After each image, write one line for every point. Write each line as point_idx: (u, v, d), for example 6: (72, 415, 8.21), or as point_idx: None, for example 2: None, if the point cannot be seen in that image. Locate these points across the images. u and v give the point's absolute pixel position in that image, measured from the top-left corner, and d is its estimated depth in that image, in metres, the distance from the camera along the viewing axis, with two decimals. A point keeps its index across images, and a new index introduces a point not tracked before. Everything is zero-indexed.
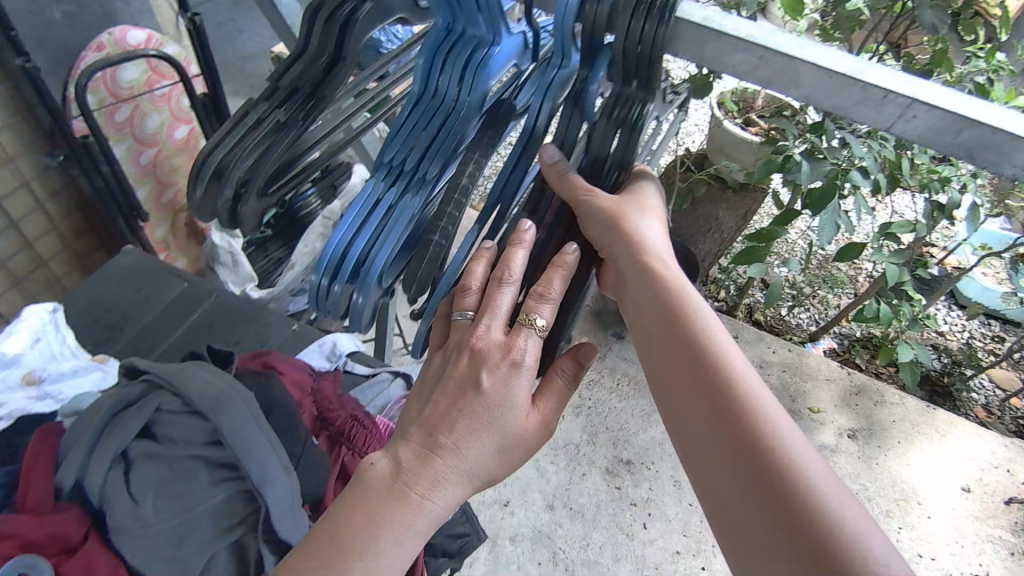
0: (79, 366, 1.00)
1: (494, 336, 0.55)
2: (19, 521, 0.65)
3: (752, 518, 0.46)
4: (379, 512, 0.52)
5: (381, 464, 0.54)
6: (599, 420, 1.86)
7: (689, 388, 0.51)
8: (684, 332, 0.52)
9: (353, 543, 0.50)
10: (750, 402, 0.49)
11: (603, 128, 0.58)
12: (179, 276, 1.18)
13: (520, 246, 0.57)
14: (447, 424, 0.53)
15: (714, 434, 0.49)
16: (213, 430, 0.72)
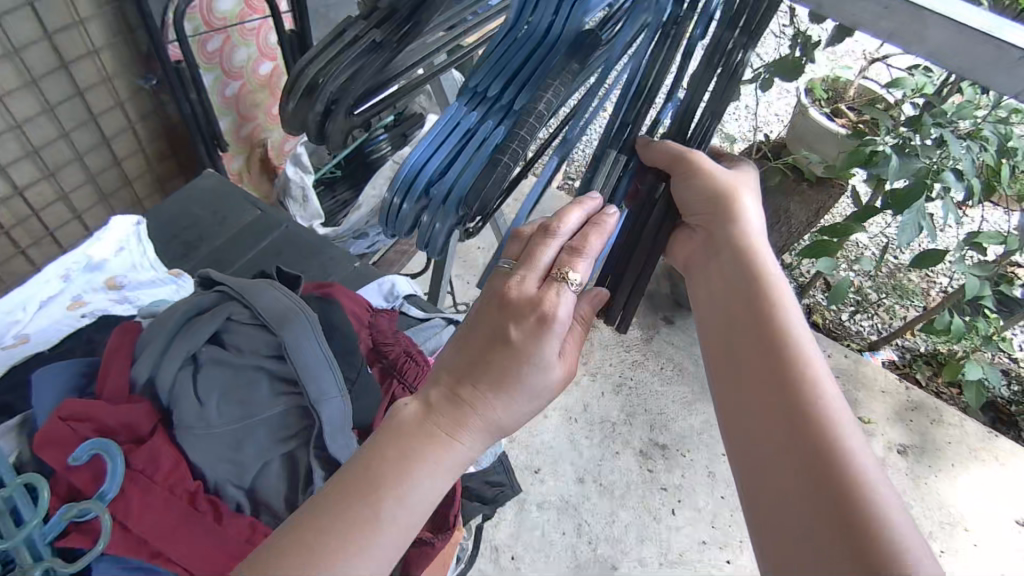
0: (157, 278, 1.05)
1: (528, 287, 0.55)
2: (96, 405, 0.69)
3: (799, 494, 0.51)
4: (414, 451, 0.52)
5: (413, 406, 0.54)
6: (639, 401, 1.84)
7: (768, 377, 0.55)
8: (768, 324, 0.57)
9: (385, 475, 0.51)
10: (820, 393, 0.53)
11: (701, 74, 0.57)
12: (253, 204, 1.22)
13: (578, 207, 0.58)
14: (478, 372, 0.54)
15: (778, 412, 0.53)
16: (278, 344, 0.75)
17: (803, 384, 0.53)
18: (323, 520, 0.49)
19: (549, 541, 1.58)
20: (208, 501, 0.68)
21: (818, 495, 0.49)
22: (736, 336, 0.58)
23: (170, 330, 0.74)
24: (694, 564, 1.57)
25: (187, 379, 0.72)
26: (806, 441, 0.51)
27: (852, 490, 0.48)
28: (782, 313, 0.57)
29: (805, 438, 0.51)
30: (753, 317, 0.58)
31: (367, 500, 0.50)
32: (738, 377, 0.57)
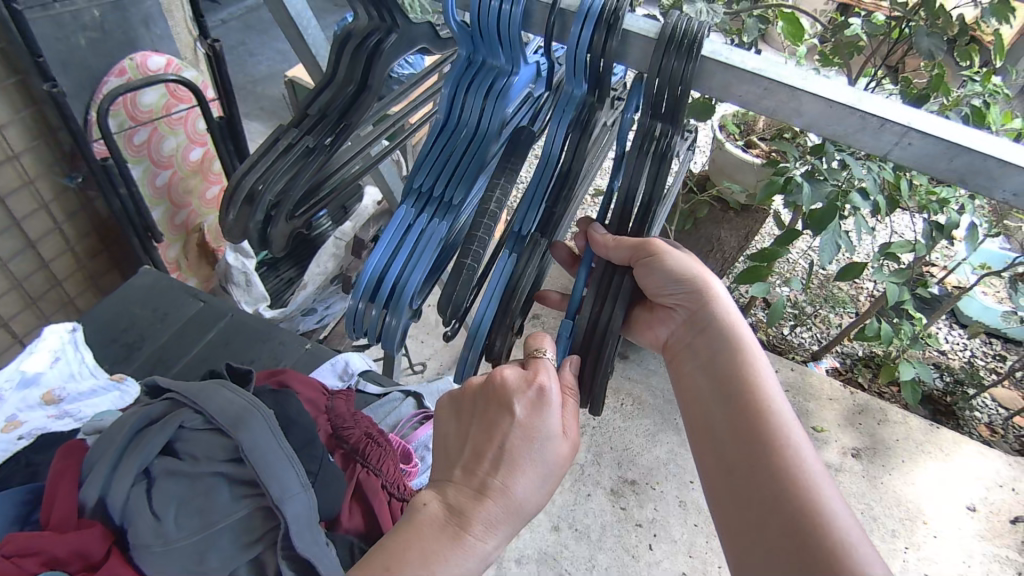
0: (98, 385, 1.02)
1: (516, 369, 0.58)
2: (44, 537, 0.66)
3: (785, 562, 0.53)
4: (431, 549, 0.54)
5: (433, 504, 0.56)
6: (604, 440, 1.87)
7: (751, 443, 0.58)
8: (749, 392, 0.60)
9: (403, 573, 0.52)
10: (801, 461, 0.56)
11: (635, 159, 0.60)
12: (195, 296, 1.21)
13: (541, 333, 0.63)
14: (491, 464, 0.56)
15: (762, 482, 0.57)
16: (234, 447, 0.74)
17: (785, 453, 0.57)
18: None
19: None
20: None
21: (802, 563, 0.52)
22: (717, 410, 0.62)
23: (120, 446, 0.73)
24: None
25: (142, 494, 0.70)
26: (789, 508, 0.55)
27: (835, 558, 0.51)
28: (761, 383, 0.61)
29: (787, 506, 0.55)
30: (732, 391, 0.61)
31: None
32: (722, 449, 0.60)
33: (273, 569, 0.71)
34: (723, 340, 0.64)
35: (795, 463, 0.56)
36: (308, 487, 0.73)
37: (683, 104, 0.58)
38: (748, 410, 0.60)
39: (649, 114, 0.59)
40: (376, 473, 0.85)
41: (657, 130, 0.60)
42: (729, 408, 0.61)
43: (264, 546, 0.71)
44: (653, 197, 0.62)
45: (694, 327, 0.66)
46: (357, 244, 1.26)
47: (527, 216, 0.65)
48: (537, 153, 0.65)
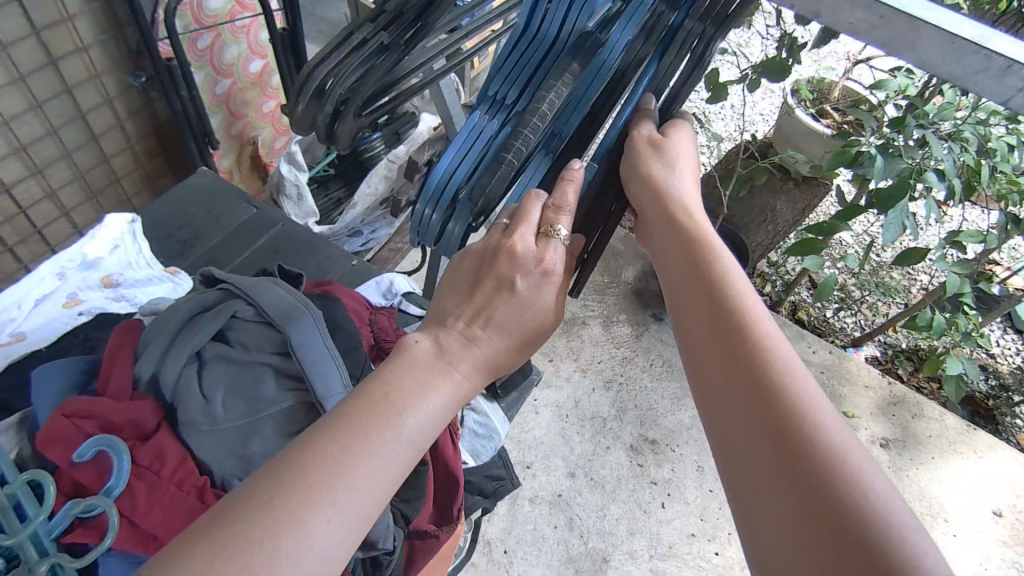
0: (153, 276, 1.05)
1: (529, 244, 0.58)
2: (101, 403, 0.70)
3: (751, 442, 0.46)
4: (427, 379, 0.53)
5: (424, 345, 0.56)
6: (628, 398, 1.87)
7: (712, 326, 0.52)
8: (713, 277, 0.55)
9: (402, 398, 0.51)
10: (764, 334, 0.50)
11: (670, 59, 0.63)
12: (248, 202, 1.21)
13: (571, 182, 0.61)
14: (486, 317, 0.57)
15: (748, 398, 0.47)
16: (282, 341, 0.76)
17: (750, 332, 0.50)
18: (347, 436, 0.46)
19: (542, 536, 1.60)
20: (215, 495, 0.68)
21: (803, 489, 0.42)
22: (695, 330, 0.53)
23: (174, 329, 0.75)
24: (684, 556, 1.59)
25: (193, 374, 0.73)
26: (782, 425, 0.45)
27: (798, 428, 0.44)
28: (726, 269, 0.56)
29: (777, 422, 0.45)
30: (710, 303, 0.54)
31: (394, 419, 0.49)
32: (702, 372, 0.52)
33: None
34: (700, 252, 0.57)
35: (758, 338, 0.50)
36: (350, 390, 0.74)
37: (734, 15, 0.59)
38: (729, 323, 0.51)
39: (693, 14, 0.59)
40: None
41: (700, 32, 0.61)
42: (708, 323, 0.53)
43: None
44: (677, 98, 0.68)
45: (671, 241, 0.60)
46: (410, 167, 1.24)
47: (575, 116, 0.63)
48: (594, 60, 0.61)
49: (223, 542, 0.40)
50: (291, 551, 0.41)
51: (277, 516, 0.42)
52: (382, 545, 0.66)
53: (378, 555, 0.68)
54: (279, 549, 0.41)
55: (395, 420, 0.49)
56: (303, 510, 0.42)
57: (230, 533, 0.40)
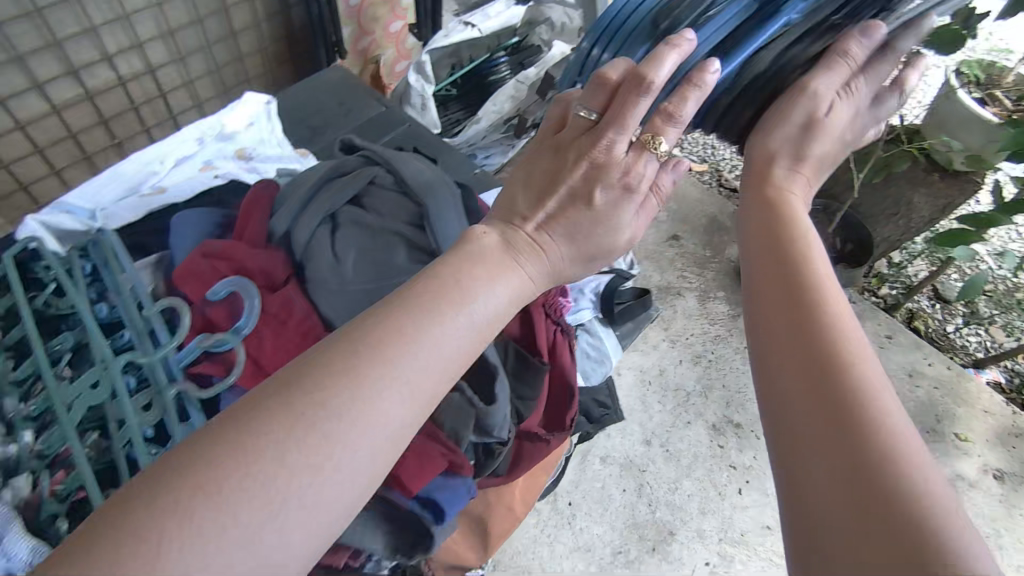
0: (284, 155, 1.04)
1: (616, 150, 0.53)
2: (237, 247, 0.71)
3: (809, 425, 0.39)
4: (506, 268, 0.51)
5: (492, 235, 0.54)
6: (717, 376, 1.70)
7: (784, 298, 0.46)
8: (793, 248, 0.48)
9: (471, 285, 0.49)
10: (839, 312, 0.44)
11: None
12: (378, 100, 1.20)
13: (695, 90, 0.51)
14: (562, 217, 0.55)
15: (806, 381, 0.41)
16: (416, 214, 0.72)
17: (823, 307, 0.44)
18: (408, 316, 0.45)
19: (610, 497, 1.50)
20: None
21: (858, 506, 0.36)
22: (760, 305, 0.47)
23: (309, 191, 0.74)
24: (755, 547, 1.44)
25: (326, 234, 0.71)
26: (840, 412, 0.39)
27: (862, 413, 0.38)
28: (807, 245, 0.49)
29: (840, 425, 0.38)
30: (783, 277, 0.47)
31: (467, 306, 0.48)
32: (757, 351, 0.46)
33: None
34: (788, 231, 0.50)
35: (830, 315, 0.44)
36: None
37: None
38: (801, 304, 0.45)
39: None
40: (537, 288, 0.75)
41: None
42: (775, 298, 0.46)
43: None
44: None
45: (756, 215, 0.52)
46: (545, 83, 1.17)
47: None
48: None
49: (294, 404, 0.40)
50: (354, 420, 0.40)
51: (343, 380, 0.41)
52: (497, 433, 0.64)
53: (492, 443, 0.65)
54: (348, 414, 0.40)
55: (468, 306, 0.47)
56: (370, 378, 0.42)
57: (299, 393, 0.40)
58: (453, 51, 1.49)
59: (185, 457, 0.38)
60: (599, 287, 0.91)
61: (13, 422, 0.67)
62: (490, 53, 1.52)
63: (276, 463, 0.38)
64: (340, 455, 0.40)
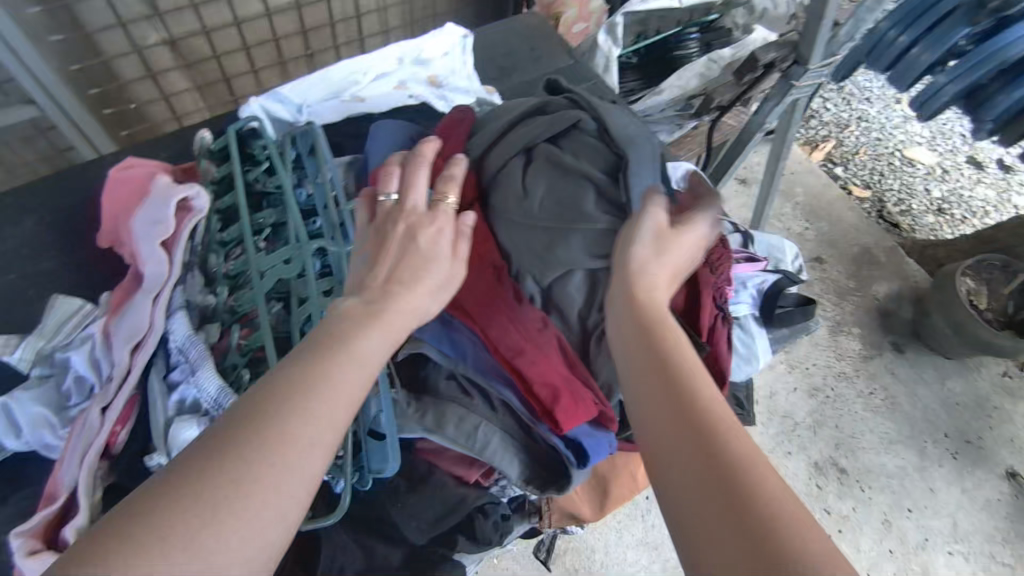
0: (471, 88, 1.05)
1: (418, 199, 0.61)
2: (436, 161, 0.74)
3: (710, 518, 0.40)
4: (405, 296, 0.54)
5: (353, 300, 0.52)
6: (834, 413, 1.47)
7: (670, 399, 0.47)
8: (668, 348, 0.51)
9: (354, 334, 0.49)
10: (712, 404, 0.46)
11: None
12: (569, 53, 1.19)
13: (423, 163, 0.65)
14: (396, 276, 0.55)
15: (699, 474, 0.42)
16: (612, 163, 0.70)
17: (701, 402, 0.46)
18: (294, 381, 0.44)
19: None
20: (511, 284, 0.68)
21: None
22: (649, 400, 0.48)
23: (512, 121, 0.75)
24: None
25: (519, 166, 0.72)
26: (736, 500, 0.40)
27: (752, 502, 0.40)
28: (678, 342, 0.51)
29: (737, 512, 0.40)
30: (665, 370, 0.49)
31: (376, 328, 0.50)
32: (652, 438, 0.47)
33: (607, 289, 0.66)
34: (657, 329, 0.52)
35: (708, 406, 0.46)
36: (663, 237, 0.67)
37: None
38: (685, 400, 0.46)
39: None
40: (712, 272, 0.73)
41: None
42: (659, 392, 0.48)
43: (607, 265, 0.67)
44: None
45: (631, 320, 0.54)
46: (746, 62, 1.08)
47: None
48: None
49: (226, 457, 0.40)
50: (277, 465, 0.40)
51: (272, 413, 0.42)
52: None
53: None
54: (285, 442, 0.41)
55: (368, 329, 0.50)
56: (302, 405, 0.43)
57: (236, 437, 0.41)
58: (643, 18, 1.39)
59: (137, 517, 0.37)
60: (763, 284, 0.86)
61: (217, 276, 0.75)
62: (683, 27, 1.44)
63: (237, 497, 0.39)
64: (280, 479, 0.40)
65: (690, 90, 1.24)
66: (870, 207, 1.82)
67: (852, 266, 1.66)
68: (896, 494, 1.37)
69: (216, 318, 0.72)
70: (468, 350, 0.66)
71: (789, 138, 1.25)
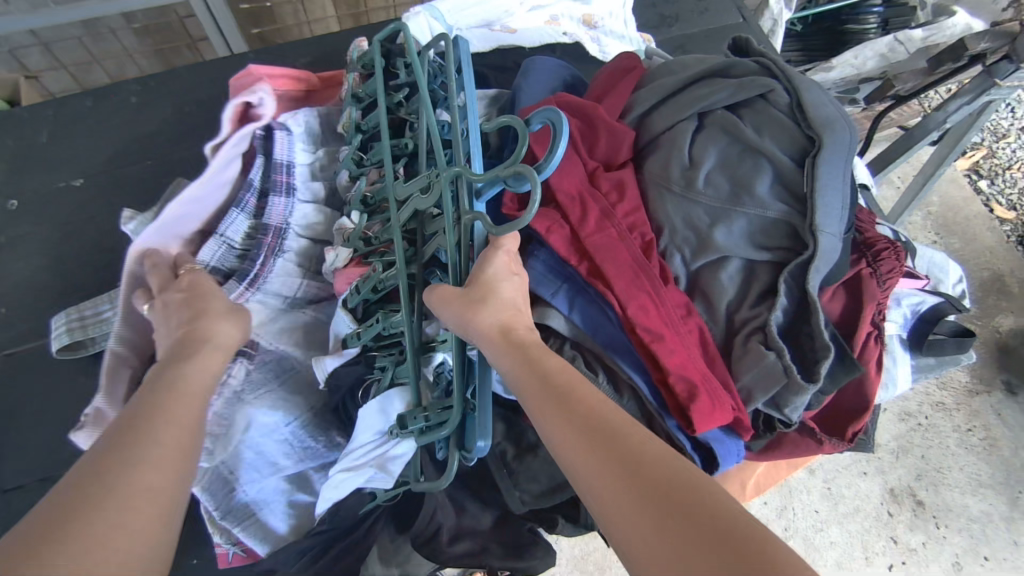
0: (629, 36, 0.98)
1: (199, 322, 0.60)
2: (595, 107, 0.67)
3: (644, 524, 0.36)
4: (213, 328, 0.56)
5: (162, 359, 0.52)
6: (926, 442, 1.36)
7: (580, 427, 0.42)
8: (562, 380, 0.46)
9: (177, 364, 0.51)
10: (620, 421, 0.42)
11: None
12: (738, 9, 1.07)
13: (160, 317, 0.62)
14: (200, 320, 0.56)
15: (628, 485, 0.38)
16: (798, 147, 0.61)
17: (610, 422, 0.42)
18: (137, 413, 0.45)
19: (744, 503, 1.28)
20: (658, 259, 0.61)
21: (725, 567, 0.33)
22: (555, 434, 0.44)
23: (689, 79, 0.68)
24: None
25: (688, 131, 0.65)
26: (669, 500, 0.36)
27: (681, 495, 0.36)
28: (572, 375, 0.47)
29: (671, 508, 0.36)
30: (551, 394, 0.46)
31: (193, 361, 0.52)
32: (574, 464, 0.41)
33: (764, 288, 0.60)
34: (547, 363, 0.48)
35: (617, 424, 0.42)
36: (838, 241, 0.60)
37: None
38: (595, 424, 0.42)
39: None
40: (880, 287, 0.65)
41: None
42: (561, 423, 0.43)
43: (771, 262, 0.61)
44: None
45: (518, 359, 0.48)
46: (948, 50, 0.93)
47: None
48: None
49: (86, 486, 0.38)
50: (130, 479, 0.39)
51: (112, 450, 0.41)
52: (789, 413, 0.59)
53: (776, 420, 0.61)
54: (137, 455, 0.41)
55: (183, 362, 0.51)
56: (142, 434, 0.43)
57: (79, 472, 0.39)
58: None
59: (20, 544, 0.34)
60: (923, 306, 0.77)
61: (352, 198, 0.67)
62: None
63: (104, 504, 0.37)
64: (132, 483, 0.39)
65: (867, 70, 1.11)
66: (1011, 229, 1.58)
67: (977, 291, 1.50)
68: (973, 539, 1.27)
69: (349, 243, 0.65)
70: (600, 323, 0.61)
71: (961, 146, 1.11)
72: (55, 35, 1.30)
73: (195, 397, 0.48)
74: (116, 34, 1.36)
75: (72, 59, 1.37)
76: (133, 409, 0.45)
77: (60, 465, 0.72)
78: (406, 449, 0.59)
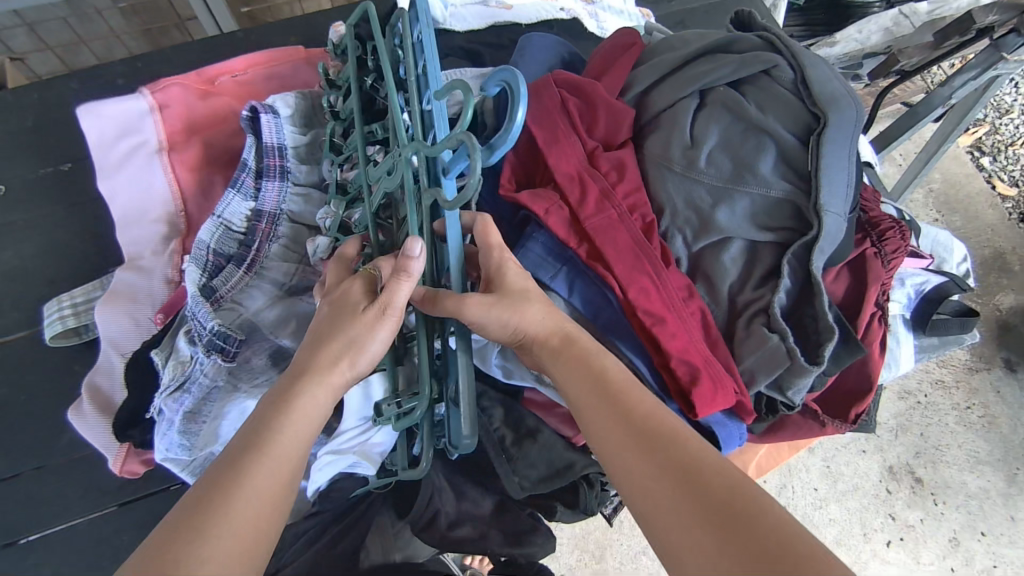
0: (628, 11, 0.95)
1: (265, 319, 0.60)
2: (593, 85, 0.65)
3: (694, 531, 0.39)
4: (332, 365, 0.49)
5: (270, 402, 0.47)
6: (926, 420, 1.36)
7: (632, 431, 0.46)
8: (613, 381, 0.49)
9: (272, 411, 0.46)
10: (672, 426, 0.45)
11: None
12: None
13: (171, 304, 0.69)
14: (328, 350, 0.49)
15: (678, 491, 0.41)
16: (802, 125, 0.60)
17: (663, 427, 0.45)
18: (221, 481, 0.42)
19: None
20: (658, 240, 0.60)
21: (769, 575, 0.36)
22: (605, 433, 0.47)
23: (691, 55, 0.66)
24: None
25: (689, 109, 0.63)
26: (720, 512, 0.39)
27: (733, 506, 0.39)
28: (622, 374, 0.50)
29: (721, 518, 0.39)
30: (600, 393, 0.48)
31: (292, 415, 0.46)
32: (624, 466, 0.45)
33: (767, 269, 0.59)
34: (596, 362, 0.50)
35: (670, 429, 0.45)
36: (842, 220, 0.59)
37: None
38: (646, 427, 0.45)
39: None
40: (885, 267, 0.63)
41: None
42: (612, 425, 0.47)
43: (773, 242, 0.59)
44: None
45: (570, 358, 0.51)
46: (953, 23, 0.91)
47: None
48: None
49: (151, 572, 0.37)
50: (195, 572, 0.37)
51: (207, 492, 0.41)
52: (791, 395, 0.58)
53: (777, 403, 0.60)
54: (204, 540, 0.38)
55: (285, 410, 0.46)
56: (216, 511, 0.40)
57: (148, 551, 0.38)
58: None
59: None
60: (927, 286, 0.76)
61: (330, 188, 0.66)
62: None
63: None
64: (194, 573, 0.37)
65: (872, 45, 1.09)
66: (1013, 206, 1.56)
67: (979, 269, 1.49)
68: (971, 515, 1.28)
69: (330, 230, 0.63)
70: (601, 306, 0.60)
71: (965, 121, 1.09)
72: (39, 15, 1.27)
73: (287, 467, 0.44)
74: (102, 14, 1.33)
75: (56, 40, 1.34)
76: (217, 477, 0.42)
77: (57, 455, 0.71)
78: (387, 436, 0.59)
